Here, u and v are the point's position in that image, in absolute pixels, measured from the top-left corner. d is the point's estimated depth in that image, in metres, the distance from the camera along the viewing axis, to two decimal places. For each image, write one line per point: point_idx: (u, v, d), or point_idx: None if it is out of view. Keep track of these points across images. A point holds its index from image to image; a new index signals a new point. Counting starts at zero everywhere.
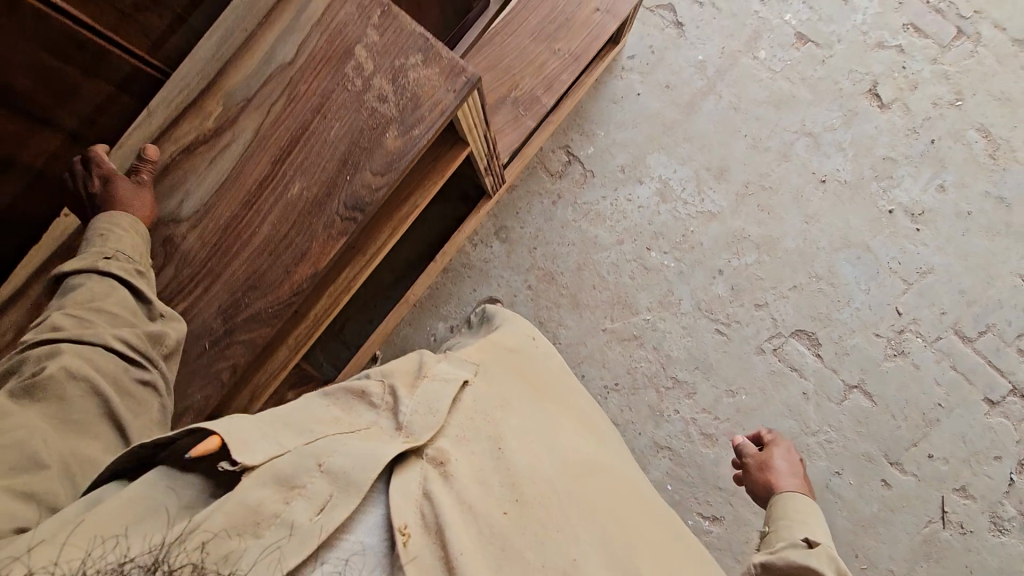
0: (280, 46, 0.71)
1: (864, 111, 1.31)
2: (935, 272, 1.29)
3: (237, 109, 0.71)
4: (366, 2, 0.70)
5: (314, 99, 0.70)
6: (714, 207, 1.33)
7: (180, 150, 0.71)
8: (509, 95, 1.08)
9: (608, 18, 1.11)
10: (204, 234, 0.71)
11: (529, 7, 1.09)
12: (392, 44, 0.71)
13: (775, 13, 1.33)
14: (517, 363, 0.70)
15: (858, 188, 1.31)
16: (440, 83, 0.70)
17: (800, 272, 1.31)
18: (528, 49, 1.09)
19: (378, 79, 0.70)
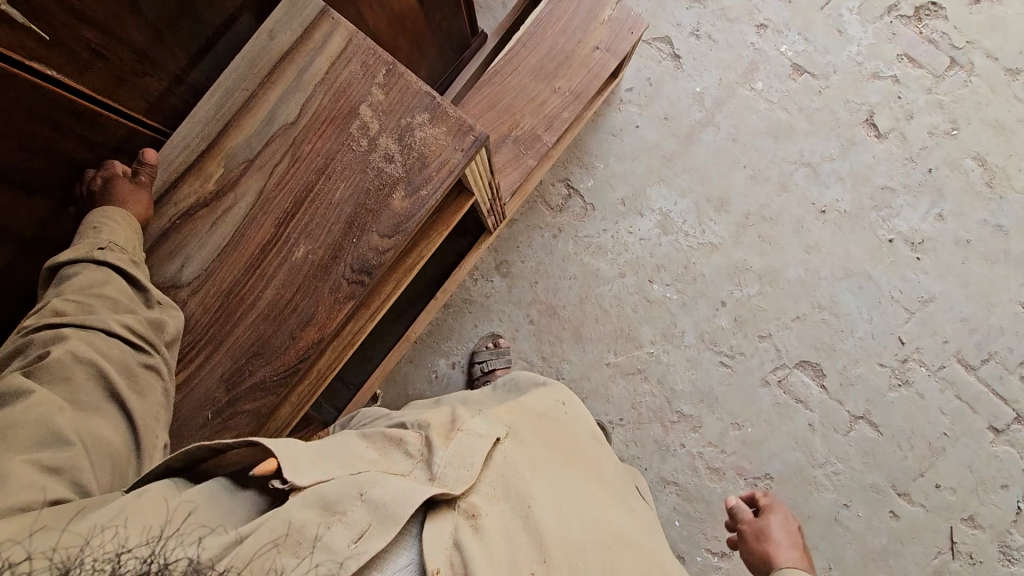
0: (282, 107, 0.73)
1: (862, 140, 1.32)
2: (936, 300, 1.29)
3: (239, 172, 0.73)
4: (370, 62, 0.73)
5: (319, 161, 0.73)
6: (715, 238, 1.33)
7: (180, 213, 0.73)
8: (509, 135, 1.02)
9: (607, 56, 1.07)
10: (208, 298, 0.72)
11: (528, 45, 1.04)
12: (398, 102, 0.74)
13: (771, 45, 1.34)
14: (547, 431, 0.70)
15: (858, 217, 1.31)
16: (450, 142, 0.74)
17: (803, 302, 1.31)
18: (528, 88, 1.03)
19: (384, 138, 0.73)
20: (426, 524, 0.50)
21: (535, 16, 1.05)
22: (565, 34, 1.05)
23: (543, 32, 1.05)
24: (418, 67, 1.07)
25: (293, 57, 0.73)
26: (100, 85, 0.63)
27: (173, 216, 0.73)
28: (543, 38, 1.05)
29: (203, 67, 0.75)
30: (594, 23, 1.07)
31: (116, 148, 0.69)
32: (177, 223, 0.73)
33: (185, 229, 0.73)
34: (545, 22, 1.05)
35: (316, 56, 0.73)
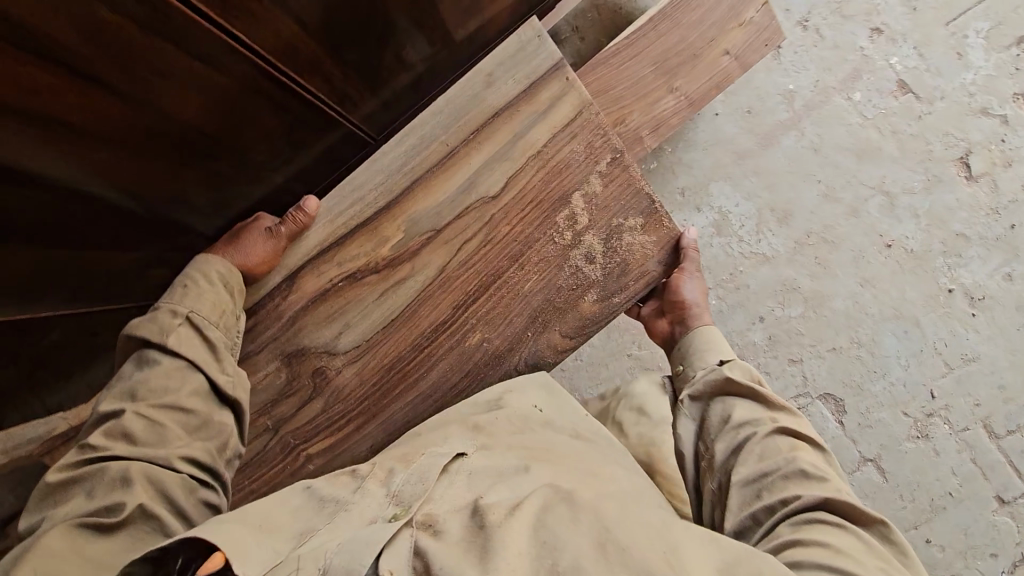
0: (485, 181, 0.81)
1: (949, 179, 1.22)
2: (979, 361, 1.23)
3: (424, 239, 0.80)
4: (595, 148, 0.81)
5: (513, 245, 0.80)
6: (769, 251, 1.26)
7: (347, 272, 0.80)
8: (613, 129, 0.97)
9: (734, 65, 1.01)
10: (369, 359, 0.79)
11: (656, 29, 0.98)
12: (615, 199, 0.81)
13: (881, 54, 1.22)
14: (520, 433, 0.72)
15: (923, 260, 1.23)
16: (657, 254, 0.82)
17: (842, 335, 1.26)
18: (642, 81, 0.99)
19: (591, 234, 0.80)
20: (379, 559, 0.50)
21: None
22: (698, 26, 1.00)
23: (676, 19, 0.99)
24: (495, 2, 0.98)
25: (511, 121, 0.82)
26: None
27: (340, 271, 0.80)
28: (674, 26, 0.99)
29: None
30: (731, 24, 1.01)
31: (189, 51, 0.64)
32: (340, 281, 0.81)
33: (355, 289, 0.80)
34: (683, 8, 0.99)
35: (537, 125, 0.81)
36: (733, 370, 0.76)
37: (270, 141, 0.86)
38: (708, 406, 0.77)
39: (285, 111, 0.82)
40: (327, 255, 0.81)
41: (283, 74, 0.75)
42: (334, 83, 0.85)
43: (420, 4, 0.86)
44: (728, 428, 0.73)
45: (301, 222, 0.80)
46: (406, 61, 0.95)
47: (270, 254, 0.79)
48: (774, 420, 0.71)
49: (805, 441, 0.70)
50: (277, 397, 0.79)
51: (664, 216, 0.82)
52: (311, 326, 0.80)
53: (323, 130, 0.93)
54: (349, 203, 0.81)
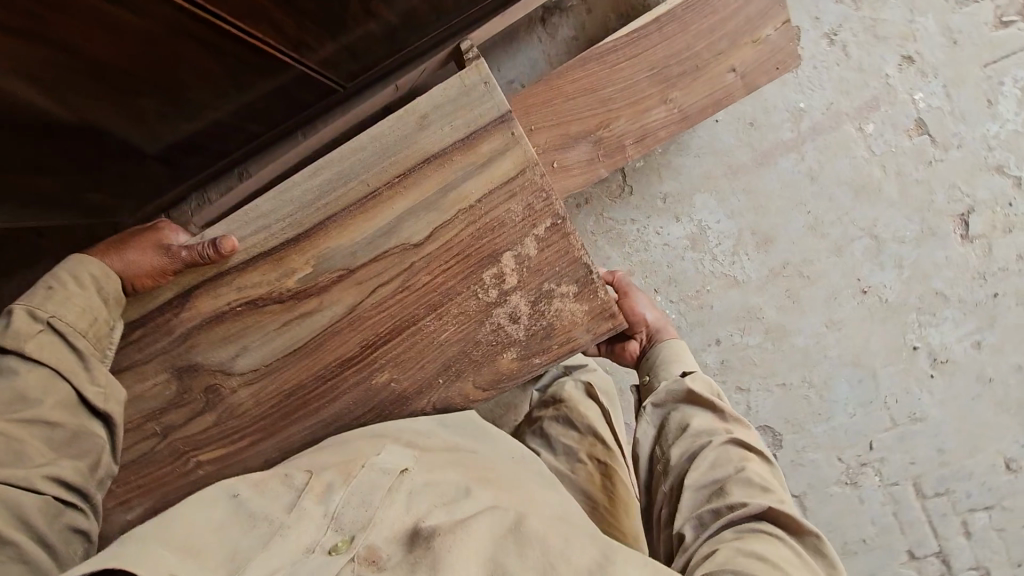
0: (408, 227, 0.81)
1: (944, 234, 1.15)
2: (925, 422, 1.22)
3: (336, 276, 0.81)
4: (535, 210, 0.80)
5: (433, 294, 0.81)
6: (742, 275, 1.20)
7: (242, 300, 0.81)
8: (595, 132, 0.98)
9: (738, 83, 1.01)
10: (267, 383, 0.82)
11: (662, 31, 0.98)
12: (547, 265, 0.81)
13: (906, 86, 1.12)
14: (458, 459, 0.72)
15: (895, 312, 1.19)
16: (586, 323, 0.81)
17: (796, 372, 1.23)
18: (636, 85, 0.98)
19: (517, 294, 0.81)
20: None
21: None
22: (707, 35, 0.99)
23: (684, 24, 0.98)
24: None
25: (443, 169, 0.80)
26: None
27: (239, 297, 0.81)
28: (681, 32, 0.98)
29: None
30: (745, 40, 0.99)
31: None
32: (239, 304, 0.81)
33: (256, 315, 0.81)
34: (694, 13, 0.98)
35: (473, 177, 0.80)
36: (696, 381, 0.82)
37: (214, 83, 0.80)
38: (670, 414, 0.82)
39: (228, 56, 0.76)
40: (227, 278, 0.81)
41: (229, 25, 0.70)
42: (284, 30, 0.77)
43: None
44: (685, 435, 0.78)
45: (202, 255, 0.78)
46: (375, 13, 0.86)
47: (156, 273, 0.78)
48: (730, 430, 0.76)
49: (754, 452, 0.75)
50: (165, 406, 0.82)
51: (600, 287, 0.81)
52: (207, 346, 0.82)
53: (272, 74, 0.86)
54: (258, 230, 0.80)
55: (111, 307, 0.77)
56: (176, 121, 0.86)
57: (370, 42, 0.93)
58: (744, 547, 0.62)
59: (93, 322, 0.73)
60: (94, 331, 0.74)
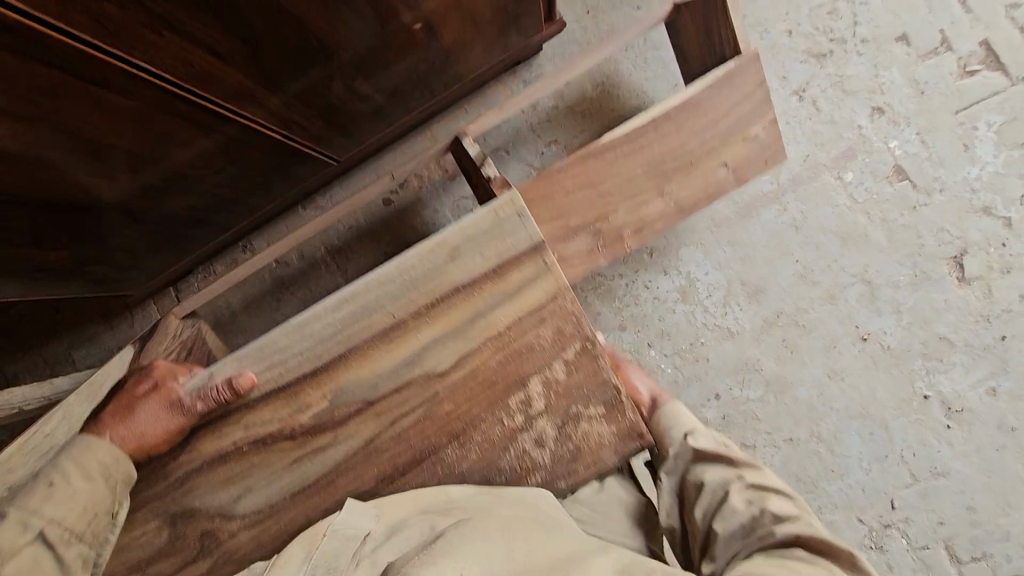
0: (432, 357, 0.82)
1: (940, 278, 1.13)
2: (948, 476, 1.14)
3: (353, 408, 0.81)
4: (563, 336, 0.82)
5: (457, 423, 0.81)
6: (735, 325, 1.19)
7: (250, 438, 0.81)
8: (593, 224, 0.99)
9: (729, 177, 1.03)
10: (270, 525, 0.80)
11: (658, 128, 0.99)
12: (575, 388, 0.82)
13: (881, 136, 1.14)
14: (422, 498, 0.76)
15: (899, 359, 1.15)
16: (613, 444, 0.81)
17: (802, 426, 1.18)
18: (634, 180, 1.00)
19: (544, 419, 0.81)
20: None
21: (684, 98, 0.99)
22: (701, 133, 1.00)
23: (679, 122, 1.00)
24: (460, 46, 0.97)
25: (472, 299, 0.82)
26: (81, 22, 0.54)
27: (246, 436, 0.81)
28: (674, 129, 0.99)
29: (201, 14, 0.60)
30: (733, 138, 1.02)
31: (104, 86, 0.62)
32: (247, 443, 0.81)
33: (265, 451, 0.81)
34: (688, 112, 1.00)
35: (502, 305, 0.82)
36: (698, 439, 0.80)
37: (207, 158, 0.87)
38: (684, 479, 0.79)
39: (219, 134, 0.82)
40: (234, 417, 0.81)
41: (221, 107, 0.77)
42: (269, 108, 0.83)
43: (370, 43, 0.82)
44: (703, 493, 0.75)
45: (219, 397, 0.80)
46: (357, 91, 0.93)
47: (172, 429, 0.79)
48: (743, 475, 0.73)
49: (773, 489, 0.71)
50: (153, 555, 0.79)
51: (628, 407, 0.82)
52: (209, 485, 0.80)
53: (262, 148, 0.92)
54: (277, 362, 0.82)
55: (118, 488, 0.74)
56: (173, 195, 0.92)
57: (358, 117, 1.00)
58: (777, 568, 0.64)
59: (93, 519, 0.70)
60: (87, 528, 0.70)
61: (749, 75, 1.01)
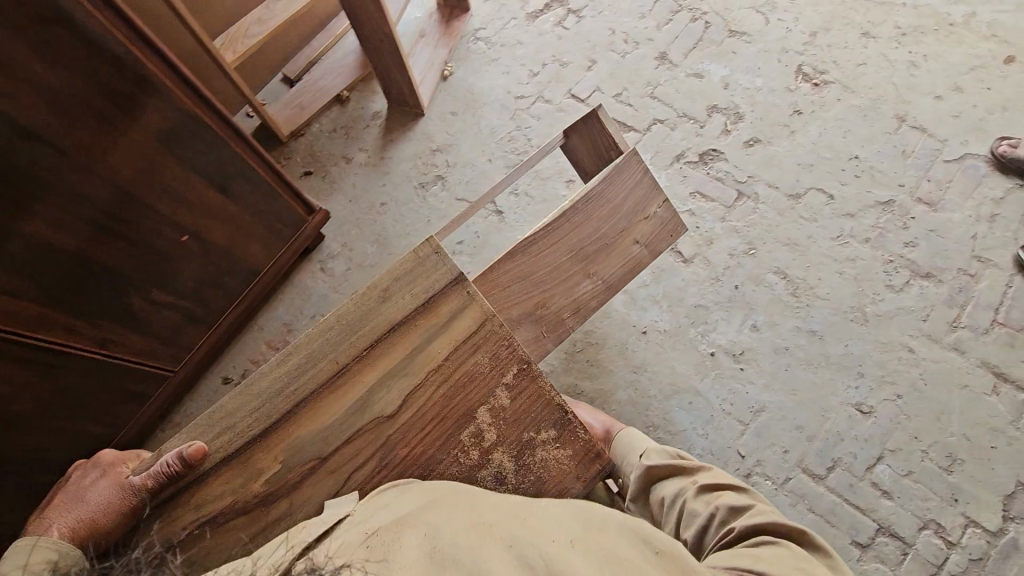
0: (379, 399, 0.76)
1: (670, 267, 1.44)
2: (767, 410, 1.30)
3: (306, 469, 0.74)
4: (505, 360, 0.78)
5: (411, 470, 0.75)
6: (546, 366, 1.38)
7: (203, 518, 0.73)
8: (532, 314, 0.93)
9: (644, 252, 1.01)
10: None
11: (571, 223, 0.95)
12: (524, 413, 0.78)
13: None
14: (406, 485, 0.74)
15: (677, 336, 1.38)
16: (575, 469, 0.78)
17: (637, 422, 1.32)
18: (562, 266, 0.95)
19: (500, 451, 0.77)
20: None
21: (587, 190, 0.96)
22: (610, 218, 0.98)
23: (588, 212, 0.97)
24: (239, 247, 1.26)
25: (406, 337, 0.77)
26: None
27: (199, 515, 0.73)
28: (588, 215, 0.96)
29: None
30: (640, 217, 1.00)
31: None
32: (199, 525, 0.73)
33: (220, 535, 0.72)
34: (594, 202, 0.97)
35: (436, 339, 0.78)
36: (651, 458, 1.01)
37: (35, 391, 1.03)
38: (649, 496, 0.99)
39: (34, 363, 1.00)
40: (182, 498, 0.73)
41: (27, 338, 0.97)
42: (81, 331, 1.05)
43: (149, 260, 1.09)
44: (667, 504, 0.94)
45: (170, 472, 0.72)
46: (158, 301, 1.16)
47: (119, 513, 0.72)
48: (696, 481, 0.94)
49: (723, 488, 0.91)
50: None
51: (578, 429, 0.79)
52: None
53: (84, 371, 1.09)
54: (226, 430, 0.74)
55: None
56: (7, 435, 1.03)
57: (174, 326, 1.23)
58: (738, 551, 0.79)
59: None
60: None
61: (637, 164, 1.01)
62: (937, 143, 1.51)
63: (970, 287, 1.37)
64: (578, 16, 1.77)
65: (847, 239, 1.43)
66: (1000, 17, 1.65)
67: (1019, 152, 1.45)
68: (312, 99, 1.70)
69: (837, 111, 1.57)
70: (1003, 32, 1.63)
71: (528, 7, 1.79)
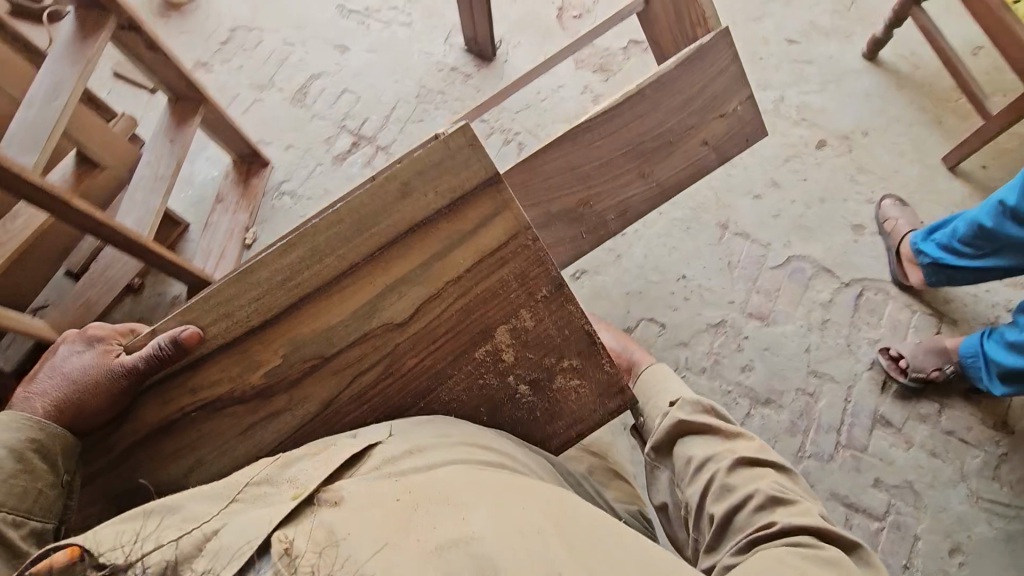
0: (389, 305, 0.74)
1: None
2: None
3: (304, 370, 0.74)
4: (533, 280, 0.75)
5: (419, 377, 0.77)
6: None
7: (203, 402, 0.74)
8: (577, 209, 1.10)
9: (709, 153, 1.14)
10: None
11: (633, 110, 1.06)
12: (545, 337, 0.78)
13: None
14: (461, 437, 0.72)
15: None
16: (596, 401, 0.82)
17: None
18: (615, 159, 1.09)
19: (517, 372, 0.79)
20: (276, 529, 0.58)
21: (657, 78, 1.07)
22: (678, 112, 1.09)
23: (656, 103, 1.08)
24: None
25: (428, 239, 0.72)
26: None
27: (195, 399, 0.74)
28: (653, 106, 1.08)
29: None
30: (711, 115, 1.11)
31: None
32: (196, 409, 0.74)
33: (219, 420, 0.74)
34: (661, 90, 1.08)
35: (460, 246, 0.73)
36: (683, 411, 0.89)
37: None
38: (670, 451, 0.89)
39: None
40: (181, 378, 0.73)
41: None
42: None
43: None
44: (693, 469, 0.84)
45: (163, 355, 0.71)
46: None
47: (113, 392, 0.73)
48: (734, 450, 0.84)
49: (763, 462, 0.83)
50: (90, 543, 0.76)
51: (605, 357, 0.80)
52: (161, 458, 0.75)
53: None
54: (224, 315, 0.71)
55: (56, 459, 0.73)
56: None
57: None
58: (768, 553, 0.70)
59: (37, 496, 0.70)
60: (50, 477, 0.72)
61: (723, 50, 1.09)
62: (760, 249, 1.46)
63: (810, 410, 1.31)
64: (387, 152, 1.66)
65: (682, 373, 1.35)
66: (807, 98, 1.63)
67: (886, 212, 1.44)
68: (98, 295, 1.49)
69: (660, 226, 1.50)
70: (811, 115, 1.61)
71: (333, 149, 1.68)
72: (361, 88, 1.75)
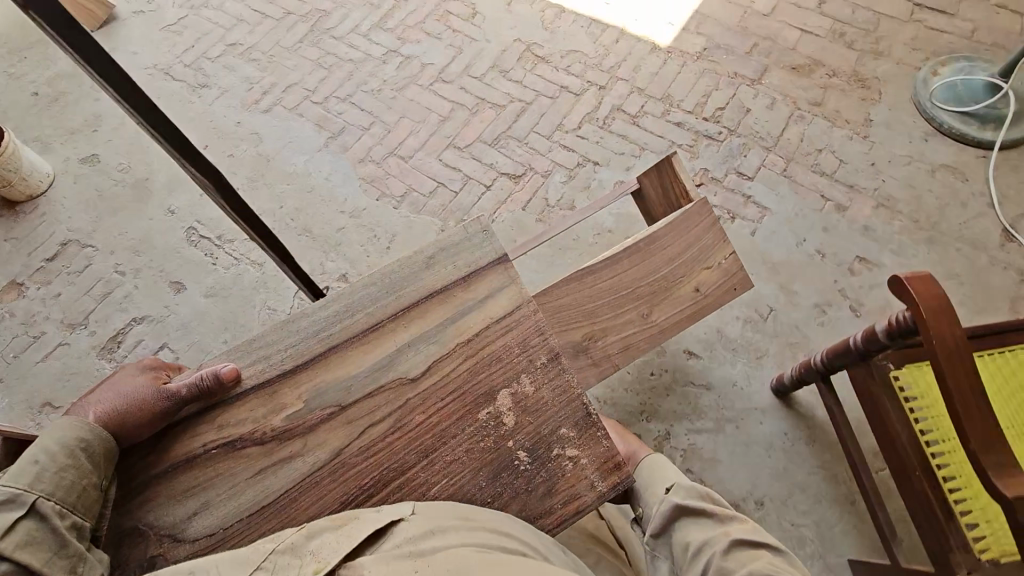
0: (403, 362, 0.69)
1: None
2: None
3: (317, 420, 0.67)
4: (529, 347, 0.70)
5: (432, 436, 0.66)
6: None
7: (219, 442, 0.66)
8: (583, 342, 1.03)
9: (703, 300, 1.10)
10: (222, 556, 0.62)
11: (631, 258, 1.06)
12: (543, 408, 0.68)
13: None
14: (501, 536, 0.59)
15: None
16: (591, 471, 0.65)
17: None
18: (618, 300, 1.05)
19: (516, 439, 0.66)
20: None
21: (650, 233, 1.08)
22: (670, 261, 1.08)
23: (654, 247, 1.08)
24: None
25: (442, 305, 0.72)
26: None
27: (219, 436, 0.66)
28: (644, 255, 1.07)
29: None
30: (699, 267, 1.10)
31: None
32: (215, 447, 0.66)
33: (230, 460, 0.65)
34: (656, 243, 1.08)
35: (473, 312, 0.72)
36: (678, 494, 0.74)
37: None
38: (670, 538, 0.73)
39: None
40: (216, 415, 0.67)
41: None
42: None
43: None
44: (690, 556, 0.70)
45: (200, 385, 0.66)
46: None
47: (149, 414, 0.65)
48: (730, 532, 0.69)
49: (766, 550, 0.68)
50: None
51: (599, 429, 0.67)
52: (175, 496, 0.64)
53: None
54: (260, 358, 0.70)
55: (100, 466, 0.62)
56: None
57: None
58: None
59: (81, 493, 0.59)
60: (93, 480, 0.60)
61: (702, 218, 1.10)
62: None
63: None
64: None
65: None
66: (697, 440, 1.33)
67: None
68: None
69: None
70: (698, 467, 1.31)
71: None
72: (182, 347, 1.48)
